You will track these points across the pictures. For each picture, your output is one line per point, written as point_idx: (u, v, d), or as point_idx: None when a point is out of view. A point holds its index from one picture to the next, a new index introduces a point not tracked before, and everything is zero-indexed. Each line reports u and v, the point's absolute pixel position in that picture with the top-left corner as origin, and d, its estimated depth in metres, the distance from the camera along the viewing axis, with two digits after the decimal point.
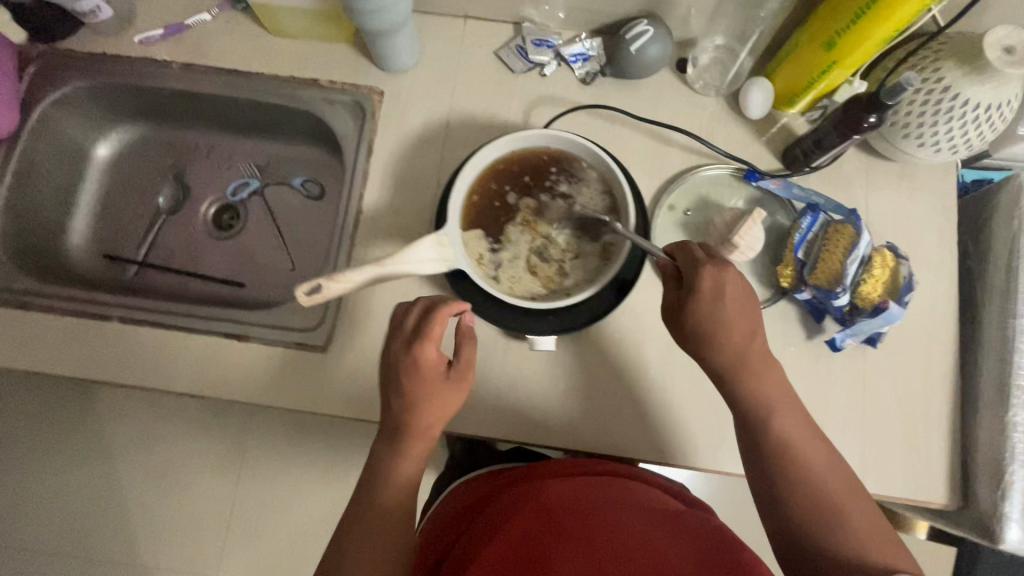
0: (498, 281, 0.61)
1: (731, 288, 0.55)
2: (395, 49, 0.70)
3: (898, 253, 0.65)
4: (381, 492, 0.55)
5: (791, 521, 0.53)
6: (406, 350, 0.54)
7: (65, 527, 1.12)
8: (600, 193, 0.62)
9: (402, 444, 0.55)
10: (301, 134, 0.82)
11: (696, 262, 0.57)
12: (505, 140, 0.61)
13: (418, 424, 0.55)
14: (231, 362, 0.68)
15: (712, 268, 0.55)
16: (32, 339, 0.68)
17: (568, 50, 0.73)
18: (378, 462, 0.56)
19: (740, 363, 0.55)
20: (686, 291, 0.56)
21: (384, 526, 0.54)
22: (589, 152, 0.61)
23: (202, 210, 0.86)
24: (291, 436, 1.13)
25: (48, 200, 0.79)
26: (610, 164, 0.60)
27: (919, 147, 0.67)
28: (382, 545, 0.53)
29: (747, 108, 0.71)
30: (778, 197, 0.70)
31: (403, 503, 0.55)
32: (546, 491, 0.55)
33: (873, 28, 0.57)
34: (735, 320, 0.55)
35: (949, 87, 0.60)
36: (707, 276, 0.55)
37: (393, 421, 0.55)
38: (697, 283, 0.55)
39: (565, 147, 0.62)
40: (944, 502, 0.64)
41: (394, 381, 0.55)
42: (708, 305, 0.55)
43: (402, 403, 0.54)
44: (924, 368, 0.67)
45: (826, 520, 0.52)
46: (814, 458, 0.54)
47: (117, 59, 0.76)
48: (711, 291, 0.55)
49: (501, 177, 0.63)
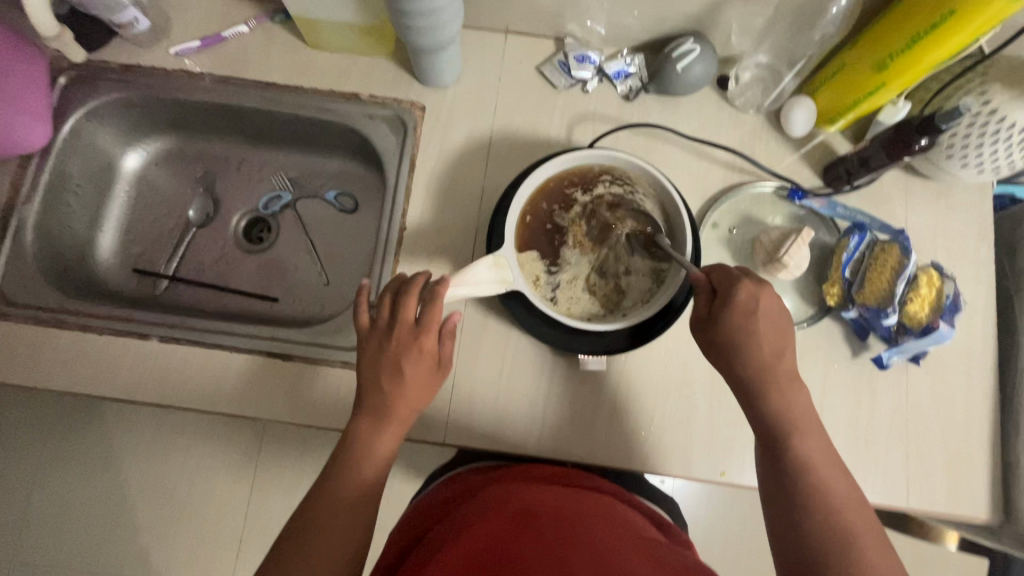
0: (556, 302, 0.63)
1: (767, 304, 0.50)
2: (436, 66, 0.69)
3: (943, 272, 0.65)
4: (350, 474, 0.51)
5: (791, 537, 0.47)
6: (407, 336, 0.53)
7: (68, 548, 1.05)
8: (654, 212, 0.64)
9: (384, 426, 0.53)
10: (337, 146, 0.80)
11: (731, 277, 0.51)
12: (560, 159, 0.62)
13: (399, 406, 0.53)
14: (271, 383, 0.65)
15: (750, 282, 0.50)
16: (69, 358, 0.65)
17: (611, 66, 0.73)
18: (351, 442, 0.52)
19: (768, 379, 0.50)
20: (717, 305, 0.50)
21: (348, 510, 0.50)
22: (642, 170, 0.62)
23: (233, 223, 0.83)
24: (307, 451, 1.08)
25: (77, 213, 0.77)
26: (663, 182, 0.61)
27: (962, 167, 0.66)
28: (340, 526, 0.49)
29: (790, 125, 0.71)
30: (821, 215, 0.70)
31: (369, 487, 0.52)
32: (526, 500, 0.52)
33: (928, 54, 0.57)
34: (765, 334, 0.50)
35: (996, 111, 0.59)
36: (743, 290, 0.50)
37: (375, 402, 0.53)
38: (733, 294, 0.49)
39: (618, 167, 0.63)
40: (986, 517, 0.63)
41: (382, 360, 0.53)
42: (740, 319, 0.49)
43: (388, 383, 0.53)
44: (967, 386, 0.66)
45: (826, 537, 0.46)
46: (830, 479, 0.48)
47: (154, 71, 0.74)
48: (745, 305, 0.49)
49: (554, 197, 0.65)
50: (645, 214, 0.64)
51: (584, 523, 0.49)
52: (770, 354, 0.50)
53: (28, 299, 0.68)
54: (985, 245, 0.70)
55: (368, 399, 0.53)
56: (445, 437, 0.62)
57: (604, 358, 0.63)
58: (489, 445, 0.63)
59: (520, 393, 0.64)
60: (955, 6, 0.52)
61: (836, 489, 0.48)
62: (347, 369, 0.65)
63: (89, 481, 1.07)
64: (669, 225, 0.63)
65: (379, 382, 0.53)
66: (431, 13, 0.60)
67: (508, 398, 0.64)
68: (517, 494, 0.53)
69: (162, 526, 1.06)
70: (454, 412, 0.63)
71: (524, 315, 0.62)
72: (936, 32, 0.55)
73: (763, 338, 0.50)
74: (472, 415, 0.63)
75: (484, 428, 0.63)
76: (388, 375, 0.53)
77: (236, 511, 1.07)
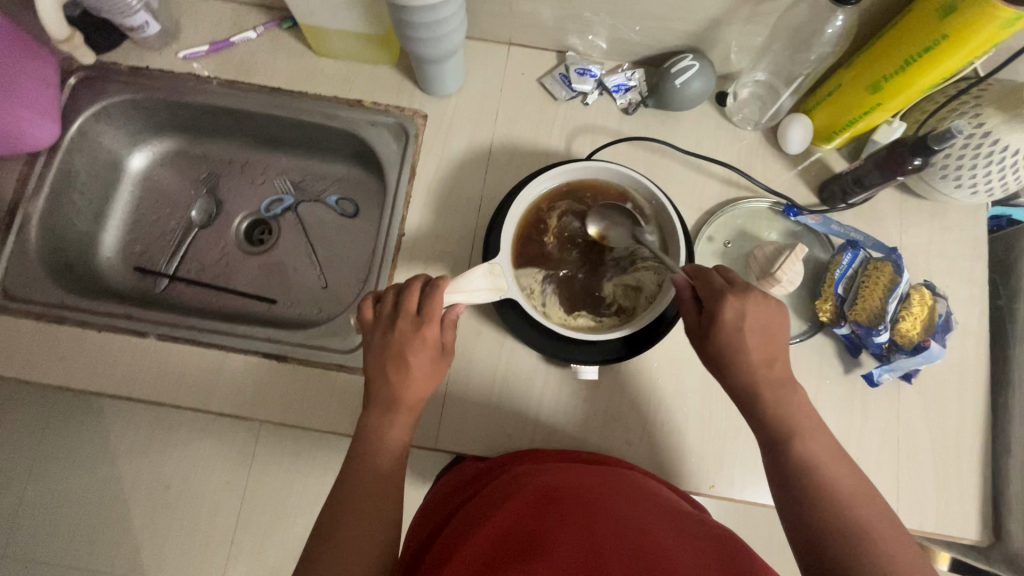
0: (549, 313, 0.64)
1: (756, 317, 0.50)
2: (442, 75, 0.71)
3: (935, 291, 0.66)
4: (368, 467, 0.52)
5: (809, 539, 0.46)
6: (409, 327, 0.53)
7: (59, 543, 1.05)
8: (653, 238, 0.64)
9: (393, 415, 0.53)
10: (339, 152, 0.81)
11: (715, 291, 0.52)
12: (578, 165, 0.63)
13: (408, 395, 0.53)
14: (267, 384, 0.65)
15: (734, 297, 0.50)
16: (69, 354, 0.65)
17: (611, 80, 0.74)
18: (364, 434, 0.53)
19: (758, 386, 0.50)
20: (705, 320, 0.52)
21: (372, 500, 0.51)
22: (636, 182, 0.63)
23: (234, 225, 0.84)
24: (302, 453, 1.08)
25: (82, 211, 0.78)
26: (655, 193, 0.62)
27: (956, 188, 0.67)
28: (365, 515, 0.50)
29: (787, 142, 0.71)
30: (816, 231, 0.71)
31: (387, 475, 0.52)
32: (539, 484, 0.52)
33: (921, 77, 0.58)
34: (756, 345, 0.50)
35: (989, 133, 0.60)
36: (730, 308, 0.50)
37: (383, 392, 0.53)
38: (719, 314, 0.50)
39: (632, 186, 0.64)
40: (977, 539, 0.63)
41: (386, 353, 0.53)
42: (732, 334, 0.50)
43: (394, 375, 0.53)
44: (958, 404, 0.66)
45: (847, 535, 0.45)
46: (837, 474, 0.48)
47: (163, 74, 0.76)
48: (733, 323, 0.50)
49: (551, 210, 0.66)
50: (643, 237, 0.64)
51: (600, 507, 0.50)
52: (761, 363, 0.50)
53: (30, 294, 0.69)
54: (979, 266, 0.71)
55: (377, 391, 0.54)
56: (437, 442, 0.63)
57: (598, 367, 0.64)
58: (480, 452, 0.63)
59: (513, 400, 0.64)
60: (946, 31, 0.53)
61: (849, 482, 0.48)
62: (341, 372, 0.66)
63: (84, 478, 1.07)
64: (664, 236, 0.63)
65: (387, 374, 0.53)
66: (434, 25, 0.61)
67: (501, 405, 0.64)
68: (519, 484, 0.53)
69: (155, 524, 1.06)
70: (447, 417, 0.63)
71: (518, 325, 0.63)
72: (929, 55, 0.56)
73: (753, 346, 0.50)
74: (464, 421, 0.63)
75: (476, 435, 0.63)
76: (393, 366, 0.53)
77: (229, 510, 1.07)
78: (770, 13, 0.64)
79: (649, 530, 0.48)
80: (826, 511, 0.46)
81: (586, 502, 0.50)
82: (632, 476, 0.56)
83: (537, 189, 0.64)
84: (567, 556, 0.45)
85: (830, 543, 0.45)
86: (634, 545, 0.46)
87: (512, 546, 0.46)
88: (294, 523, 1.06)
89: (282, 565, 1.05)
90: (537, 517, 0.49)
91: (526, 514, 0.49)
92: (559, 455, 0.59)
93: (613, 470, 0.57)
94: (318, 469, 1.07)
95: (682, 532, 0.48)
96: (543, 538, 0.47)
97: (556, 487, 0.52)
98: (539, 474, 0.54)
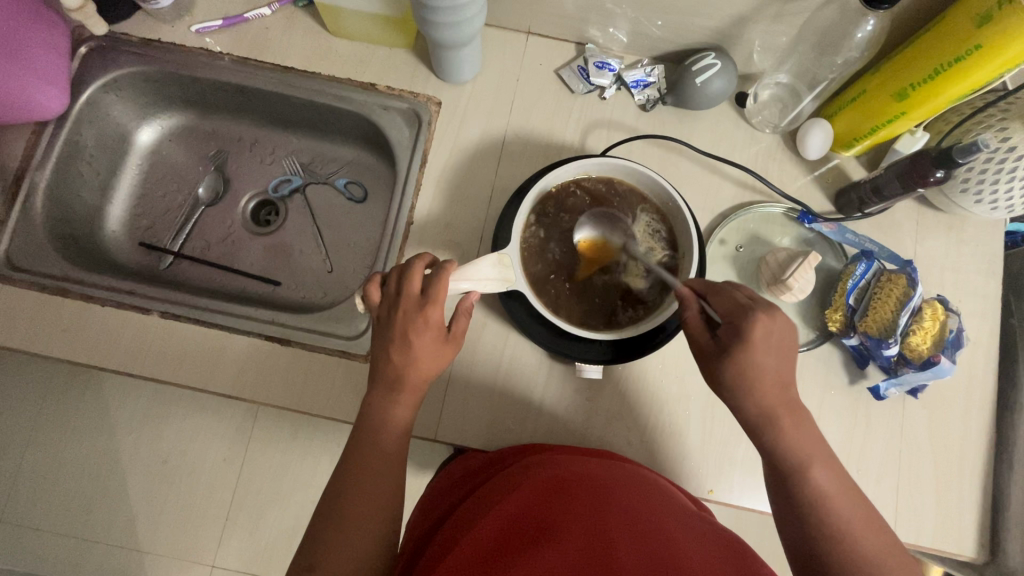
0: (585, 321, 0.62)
1: (780, 338, 0.48)
2: (458, 60, 0.69)
3: (948, 307, 0.64)
4: (371, 448, 0.51)
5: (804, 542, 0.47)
6: (413, 306, 0.52)
7: (57, 511, 1.06)
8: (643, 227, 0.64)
9: (396, 395, 0.53)
10: (351, 135, 0.80)
11: (740, 306, 0.49)
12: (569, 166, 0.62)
13: (411, 376, 0.53)
14: (269, 367, 0.65)
15: (764, 315, 0.47)
16: (70, 327, 0.65)
17: (630, 75, 0.72)
18: (367, 413, 0.53)
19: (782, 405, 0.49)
20: (727, 337, 0.48)
21: (376, 480, 0.51)
22: (612, 166, 0.63)
23: (242, 204, 0.83)
24: (299, 432, 1.08)
25: (88, 183, 0.77)
26: (632, 165, 0.62)
27: (977, 203, 0.66)
28: (369, 499, 0.50)
29: (805, 148, 0.70)
30: (830, 239, 0.70)
31: (392, 455, 0.52)
32: (555, 470, 0.52)
33: (952, 86, 0.56)
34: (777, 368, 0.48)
35: (1015, 148, 0.58)
36: (759, 325, 0.47)
37: (387, 371, 0.53)
38: (748, 329, 0.47)
39: (678, 223, 0.62)
40: (972, 557, 0.62)
41: (389, 332, 0.53)
42: (757, 352, 0.47)
43: (396, 355, 0.52)
44: (961, 421, 0.66)
45: (839, 542, 0.46)
46: (820, 471, 0.48)
47: (175, 47, 0.75)
48: (761, 340, 0.47)
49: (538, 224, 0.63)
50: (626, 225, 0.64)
51: (609, 504, 0.49)
52: (777, 385, 0.48)
53: (35, 265, 0.69)
54: (993, 282, 0.69)
55: (382, 371, 0.53)
56: (436, 433, 0.62)
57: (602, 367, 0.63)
58: (479, 444, 0.63)
59: (514, 395, 0.64)
60: (981, 41, 0.52)
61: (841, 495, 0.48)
62: (343, 359, 0.65)
63: (82, 449, 1.08)
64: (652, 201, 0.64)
65: (390, 352, 0.53)
66: (455, 10, 0.59)
67: (502, 398, 0.64)
68: (525, 473, 0.52)
69: (153, 497, 1.07)
70: (448, 407, 0.63)
71: (523, 318, 0.62)
72: (962, 64, 0.54)
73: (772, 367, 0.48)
74: (464, 413, 0.63)
75: (476, 427, 0.63)
76: (396, 343, 0.52)
77: (224, 486, 1.07)
78: (799, 14, 0.63)
79: (658, 528, 0.47)
80: (810, 507, 0.47)
81: (594, 501, 0.49)
82: (637, 469, 0.56)
83: (605, 165, 0.63)
84: (576, 545, 0.45)
85: (820, 539, 0.46)
86: (641, 546, 0.45)
87: (517, 539, 0.46)
88: (289, 503, 1.07)
89: (276, 543, 1.06)
90: (547, 505, 0.49)
91: (532, 507, 0.49)
92: (563, 448, 0.59)
93: (619, 463, 0.56)
94: (316, 449, 1.08)
95: (683, 531, 0.48)
96: (551, 524, 0.47)
97: (557, 475, 0.52)
98: (538, 465, 0.53)
